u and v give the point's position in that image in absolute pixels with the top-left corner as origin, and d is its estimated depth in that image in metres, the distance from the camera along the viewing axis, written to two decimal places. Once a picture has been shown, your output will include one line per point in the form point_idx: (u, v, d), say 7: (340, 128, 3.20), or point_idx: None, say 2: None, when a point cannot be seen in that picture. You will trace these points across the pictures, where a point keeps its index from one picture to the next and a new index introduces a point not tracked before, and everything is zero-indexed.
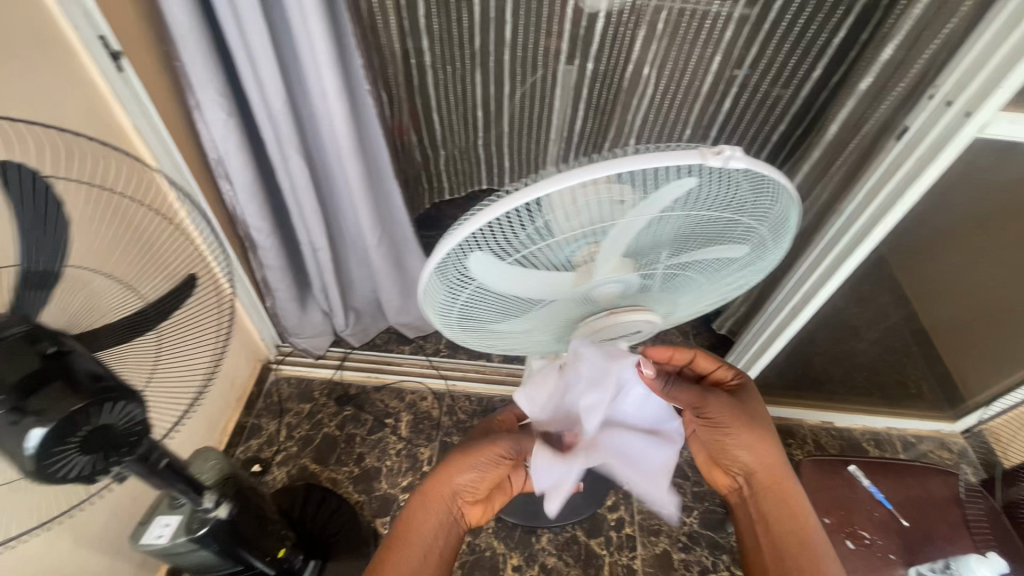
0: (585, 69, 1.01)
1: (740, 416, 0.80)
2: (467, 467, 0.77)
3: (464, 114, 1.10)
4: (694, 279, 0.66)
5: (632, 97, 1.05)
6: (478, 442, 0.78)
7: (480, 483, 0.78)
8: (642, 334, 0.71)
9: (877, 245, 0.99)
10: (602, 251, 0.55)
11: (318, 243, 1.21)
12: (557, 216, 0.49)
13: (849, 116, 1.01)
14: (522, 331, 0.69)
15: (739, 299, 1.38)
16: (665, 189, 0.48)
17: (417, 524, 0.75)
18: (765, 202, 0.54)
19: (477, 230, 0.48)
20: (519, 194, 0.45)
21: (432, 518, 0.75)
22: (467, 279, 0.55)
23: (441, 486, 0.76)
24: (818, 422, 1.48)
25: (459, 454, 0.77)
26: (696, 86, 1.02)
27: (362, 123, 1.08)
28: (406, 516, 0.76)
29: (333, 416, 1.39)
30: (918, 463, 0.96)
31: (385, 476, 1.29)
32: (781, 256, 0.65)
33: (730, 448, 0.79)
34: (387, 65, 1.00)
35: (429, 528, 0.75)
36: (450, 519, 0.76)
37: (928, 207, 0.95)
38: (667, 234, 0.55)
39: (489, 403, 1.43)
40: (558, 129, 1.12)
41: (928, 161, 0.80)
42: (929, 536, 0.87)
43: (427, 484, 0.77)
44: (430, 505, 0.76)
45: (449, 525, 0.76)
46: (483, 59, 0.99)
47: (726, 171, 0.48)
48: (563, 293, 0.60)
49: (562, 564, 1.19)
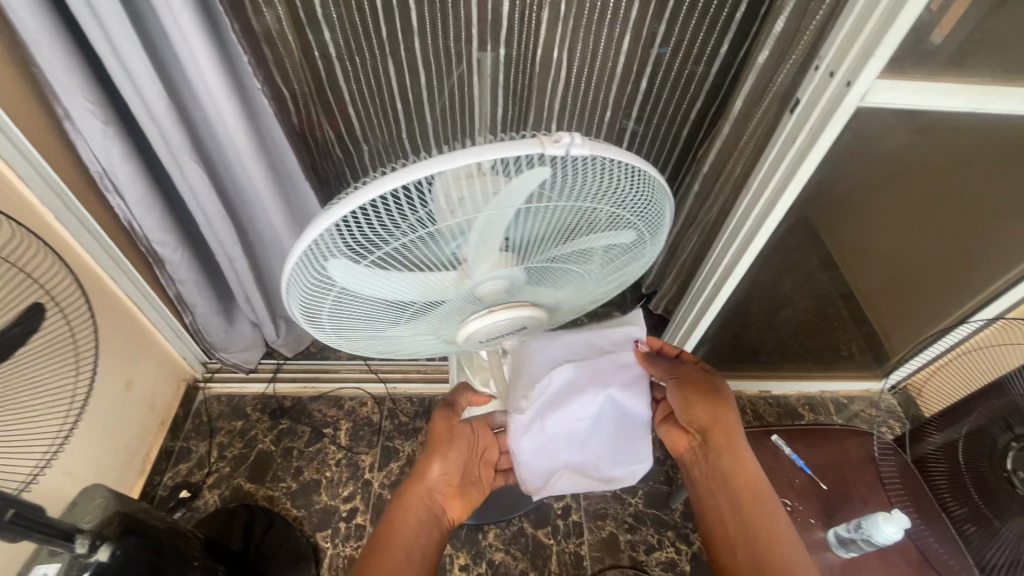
0: (498, 55, 0.96)
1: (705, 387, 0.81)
2: (438, 457, 0.80)
3: (382, 105, 1.00)
4: (586, 268, 0.65)
5: (546, 82, 1.03)
6: (433, 436, 0.82)
7: (452, 475, 0.80)
8: (538, 323, 0.70)
9: (785, 218, 1.00)
10: (471, 248, 0.53)
11: (233, 252, 1.15)
12: (409, 215, 0.47)
13: (752, 90, 1.03)
14: (416, 331, 0.67)
15: (672, 278, 1.46)
16: (517, 181, 0.47)
17: (400, 521, 0.74)
18: (633, 189, 0.53)
19: (325, 231, 0.46)
20: (359, 194, 0.44)
21: (414, 514, 0.75)
22: (331, 284, 0.53)
23: (417, 482, 0.78)
24: (756, 392, 1.52)
25: (431, 446, 0.81)
26: (609, 67, 1.01)
27: (260, 121, 1.03)
28: (386, 519, 0.75)
29: (268, 431, 1.35)
30: (840, 426, 0.99)
31: (325, 488, 1.26)
32: (661, 245, 0.65)
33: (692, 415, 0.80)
34: (284, 60, 0.93)
35: (411, 524, 0.74)
36: (431, 513, 0.76)
37: (834, 178, 0.96)
38: (540, 226, 0.54)
39: (431, 403, 1.41)
40: (484, 120, 1.06)
41: (818, 133, 0.81)
42: (847, 497, 0.89)
43: (404, 484, 0.78)
44: (406, 508, 0.76)
45: (431, 520, 0.76)
46: (393, 48, 0.91)
47: (576, 159, 0.46)
48: (443, 292, 0.58)
49: (510, 558, 1.19)
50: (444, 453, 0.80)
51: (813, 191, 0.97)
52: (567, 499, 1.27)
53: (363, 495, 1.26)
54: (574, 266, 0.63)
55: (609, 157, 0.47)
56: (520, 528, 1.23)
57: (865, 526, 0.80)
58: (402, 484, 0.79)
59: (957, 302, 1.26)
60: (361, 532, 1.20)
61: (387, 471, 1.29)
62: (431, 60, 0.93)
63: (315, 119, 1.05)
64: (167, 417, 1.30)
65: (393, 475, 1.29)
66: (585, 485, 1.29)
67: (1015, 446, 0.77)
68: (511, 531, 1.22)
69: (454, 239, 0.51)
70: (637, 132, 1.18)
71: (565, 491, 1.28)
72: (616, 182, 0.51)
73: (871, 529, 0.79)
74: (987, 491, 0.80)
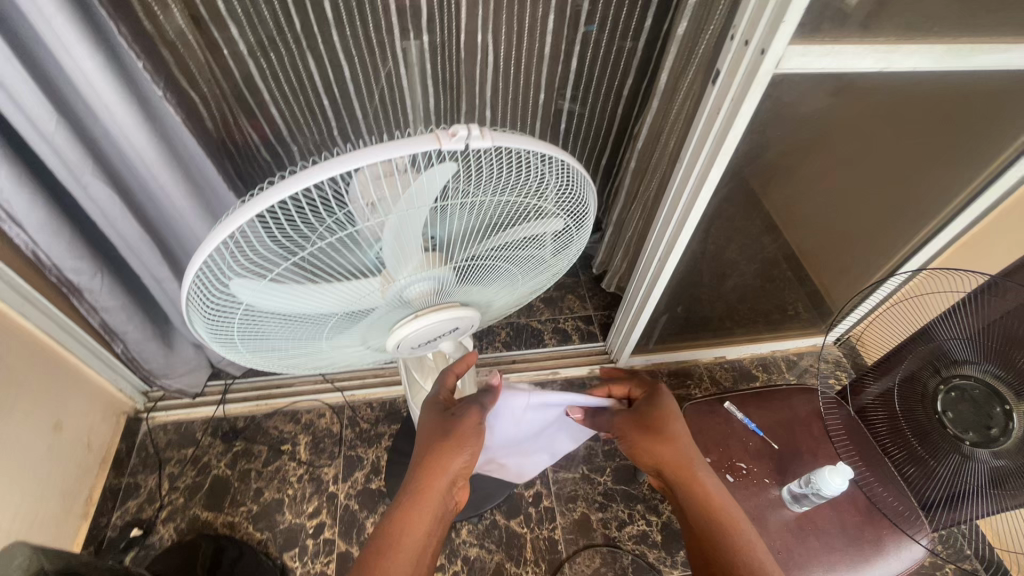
0: (423, 43, 0.92)
1: (651, 419, 0.78)
2: (464, 454, 0.70)
3: (307, 102, 0.94)
4: (518, 262, 0.64)
5: (475, 68, 1.00)
6: (463, 426, 0.71)
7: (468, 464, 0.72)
8: (473, 321, 0.68)
9: (720, 188, 1.02)
10: (387, 254, 0.51)
11: (159, 272, 1.07)
12: (311, 222, 0.44)
13: (675, 64, 1.03)
14: (349, 341, 0.64)
15: (621, 258, 1.47)
16: (423, 179, 0.44)
17: (413, 521, 0.67)
18: (547, 179, 0.51)
19: (222, 246, 0.43)
20: (250, 206, 0.40)
21: (432, 512, 0.68)
22: (239, 303, 0.49)
23: (438, 476, 0.69)
24: (711, 358, 1.56)
25: (452, 439, 0.70)
26: (537, 48, 0.99)
27: (170, 133, 0.93)
28: (399, 517, 0.67)
29: (222, 455, 1.29)
30: (786, 386, 1.04)
31: (289, 507, 1.22)
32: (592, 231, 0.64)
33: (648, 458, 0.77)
34: (189, 63, 0.86)
35: (428, 520, 0.67)
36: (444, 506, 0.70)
37: (762, 146, 0.98)
38: (459, 224, 0.52)
39: (392, 406, 1.38)
40: (416, 111, 1.03)
41: (740, 102, 0.82)
42: (797, 453, 0.94)
43: (421, 476, 0.68)
44: (425, 502, 0.68)
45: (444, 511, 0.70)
46: (310, 42, 0.86)
47: (482, 152, 0.44)
48: (367, 300, 0.56)
49: (485, 551, 1.18)
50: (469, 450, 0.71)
51: (744, 160, 0.98)
52: (538, 486, 1.27)
53: (330, 507, 1.22)
54: (504, 261, 0.62)
55: (518, 148, 0.45)
56: (492, 520, 1.22)
57: (815, 480, 0.84)
58: (418, 468, 0.69)
59: (888, 253, 1.33)
60: (331, 546, 1.17)
61: (352, 480, 1.26)
62: (348, 53, 0.89)
63: (231, 127, 0.97)
64: (108, 455, 1.22)
65: (359, 484, 1.26)
66: (554, 470, 1.29)
67: (943, 387, 0.80)
68: (484, 525, 1.22)
69: (368, 246, 0.49)
70: (571, 113, 1.17)
71: (534, 478, 1.28)
72: (532, 175, 0.49)
73: (819, 482, 0.83)
74: (923, 436, 0.81)
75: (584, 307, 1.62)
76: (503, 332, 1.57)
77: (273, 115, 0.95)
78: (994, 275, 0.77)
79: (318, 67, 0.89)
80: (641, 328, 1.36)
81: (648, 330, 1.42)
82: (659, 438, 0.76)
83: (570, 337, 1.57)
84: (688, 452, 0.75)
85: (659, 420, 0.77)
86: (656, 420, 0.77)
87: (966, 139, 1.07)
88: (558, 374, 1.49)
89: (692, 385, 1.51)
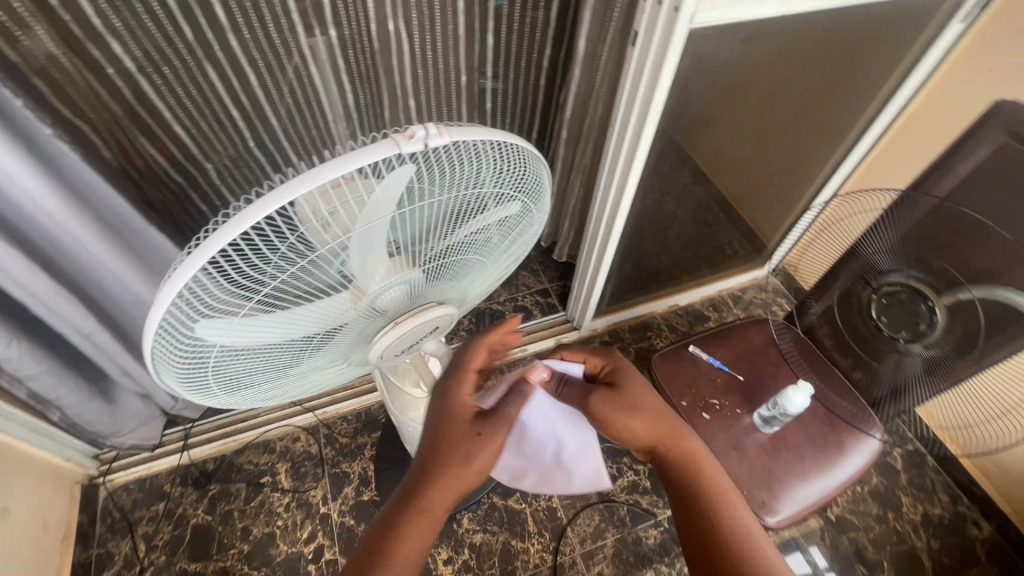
0: (332, 38, 0.87)
1: (627, 395, 0.77)
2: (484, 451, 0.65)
3: (214, 115, 0.87)
4: (482, 253, 0.64)
5: (391, 58, 0.96)
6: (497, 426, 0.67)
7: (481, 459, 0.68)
8: (449, 320, 0.68)
9: (654, 145, 1.05)
10: (357, 266, 0.50)
11: (85, 325, 0.99)
12: (278, 251, 0.42)
13: (590, 30, 1.04)
14: (326, 361, 0.63)
15: (568, 227, 1.50)
16: (384, 187, 0.43)
17: (416, 524, 0.62)
18: (504, 166, 0.51)
19: (184, 292, 0.40)
20: (209, 244, 0.38)
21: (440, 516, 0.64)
22: (207, 346, 0.47)
23: (455, 483, 0.64)
24: (666, 308, 1.64)
25: (481, 441, 0.65)
26: (452, 30, 0.97)
27: (68, 174, 0.83)
28: (394, 526, 0.62)
29: (197, 502, 1.22)
30: (740, 320, 1.12)
31: (281, 538, 1.19)
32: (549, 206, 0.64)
33: (628, 434, 0.76)
34: (72, 93, 0.76)
35: (431, 529, 0.63)
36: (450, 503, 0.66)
37: (687, 98, 1.01)
38: (418, 225, 0.51)
39: (368, 415, 1.35)
40: (336, 109, 0.98)
41: (662, 59, 0.84)
42: (761, 380, 1.02)
43: (434, 482, 0.63)
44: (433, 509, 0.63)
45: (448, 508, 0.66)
46: (207, 49, 0.78)
47: (439, 150, 0.44)
48: (343, 317, 0.55)
49: (489, 535, 1.20)
50: (488, 448, 0.66)
51: (671, 114, 1.02)
52: None
53: (325, 529, 1.20)
54: (465, 254, 0.61)
55: (469, 141, 0.45)
56: (491, 503, 1.24)
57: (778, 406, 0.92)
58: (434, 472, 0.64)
59: (806, 183, 1.43)
60: (334, 566, 1.15)
61: (343, 497, 1.24)
62: (255, 58, 0.83)
63: (129, 152, 0.87)
64: (69, 530, 1.13)
65: (351, 499, 1.24)
66: None
67: (876, 297, 0.87)
68: (483, 509, 1.24)
69: (337, 262, 0.47)
70: (497, 92, 1.17)
71: None
72: (483, 165, 0.49)
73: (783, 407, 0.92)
74: (867, 346, 0.89)
75: (539, 280, 1.65)
76: (465, 320, 1.57)
77: (178, 133, 0.86)
78: (908, 189, 0.85)
79: (224, 78, 0.83)
80: (599, 292, 1.41)
81: (605, 291, 1.47)
82: (637, 414, 0.76)
83: (531, 313, 1.59)
84: (667, 424, 0.77)
85: (632, 392, 0.78)
86: (631, 395, 0.78)
87: (858, 67, 1.16)
88: (526, 351, 1.52)
89: (653, 335, 1.58)
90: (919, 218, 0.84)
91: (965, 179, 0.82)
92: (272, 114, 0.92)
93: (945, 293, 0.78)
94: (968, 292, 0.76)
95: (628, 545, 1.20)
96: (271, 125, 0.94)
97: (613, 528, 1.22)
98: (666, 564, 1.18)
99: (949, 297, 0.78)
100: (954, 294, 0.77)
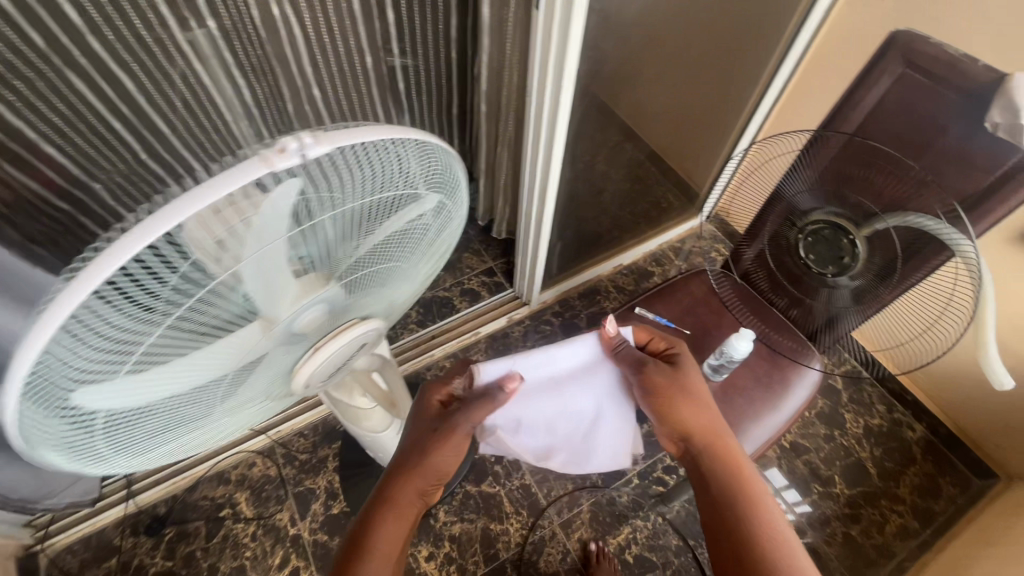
0: (209, 31, 0.77)
1: (684, 379, 0.84)
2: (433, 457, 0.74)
3: (89, 130, 0.74)
4: (407, 255, 0.61)
5: (283, 46, 0.87)
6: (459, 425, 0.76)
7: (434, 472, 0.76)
8: (379, 331, 0.65)
9: (574, 110, 1.02)
10: (258, 296, 0.45)
11: None
12: (148, 302, 0.36)
13: None
14: (248, 397, 0.58)
15: (504, 203, 1.47)
16: (265, 211, 0.38)
17: (394, 515, 0.71)
18: (409, 163, 0.47)
19: (39, 364, 0.35)
20: (54, 310, 0.32)
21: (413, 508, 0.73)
22: (90, 412, 0.41)
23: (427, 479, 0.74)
24: (612, 269, 1.64)
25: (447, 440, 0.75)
26: (343, 8, 0.88)
27: None
28: (376, 516, 0.71)
29: (154, 549, 1.15)
30: (681, 274, 1.13)
31: (253, 568, 1.14)
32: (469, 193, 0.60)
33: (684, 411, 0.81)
34: None
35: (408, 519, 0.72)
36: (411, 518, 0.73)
37: (600, 57, 0.99)
38: (324, 238, 0.47)
39: (326, 426, 1.30)
40: (232, 108, 0.88)
41: (568, 20, 0.81)
42: (706, 331, 1.05)
43: (409, 477, 0.73)
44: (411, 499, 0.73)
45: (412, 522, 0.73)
46: (64, 55, 0.65)
47: (326, 158, 0.39)
48: (254, 351, 0.50)
49: (468, 523, 1.20)
50: (438, 454, 0.74)
51: (587, 74, 0.99)
52: None
53: (298, 550, 1.16)
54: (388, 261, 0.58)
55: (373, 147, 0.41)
56: (465, 492, 1.24)
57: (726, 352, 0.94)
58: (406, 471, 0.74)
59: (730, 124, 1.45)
60: None
61: (312, 515, 1.20)
62: (127, 62, 0.71)
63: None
64: None
65: (320, 515, 1.20)
66: None
67: (802, 237, 0.90)
68: (458, 500, 1.23)
69: (229, 297, 0.42)
70: (407, 69, 1.10)
71: None
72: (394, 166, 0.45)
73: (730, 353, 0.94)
74: (798, 281, 0.94)
75: (482, 261, 1.62)
76: (413, 312, 1.53)
77: (51, 156, 0.73)
78: (819, 129, 0.82)
79: (87, 95, 0.71)
80: (543, 265, 1.40)
81: (550, 263, 1.46)
82: (694, 394, 0.83)
83: (480, 294, 1.57)
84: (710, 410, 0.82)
85: (689, 379, 0.83)
86: (690, 381, 0.84)
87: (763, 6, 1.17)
88: (480, 334, 1.49)
89: (602, 299, 1.59)
90: (831, 155, 0.83)
91: (870, 112, 0.79)
92: (159, 121, 0.80)
93: (862, 225, 0.82)
94: (885, 222, 0.79)
95: (603, 507, 1.23)
96: (161, 133, 0.82)
97: (587, 493, 1.24)
98: (641, 517, 1.22)
99: (867, 229, 0.82)
100: (871, 226, 0.81)
